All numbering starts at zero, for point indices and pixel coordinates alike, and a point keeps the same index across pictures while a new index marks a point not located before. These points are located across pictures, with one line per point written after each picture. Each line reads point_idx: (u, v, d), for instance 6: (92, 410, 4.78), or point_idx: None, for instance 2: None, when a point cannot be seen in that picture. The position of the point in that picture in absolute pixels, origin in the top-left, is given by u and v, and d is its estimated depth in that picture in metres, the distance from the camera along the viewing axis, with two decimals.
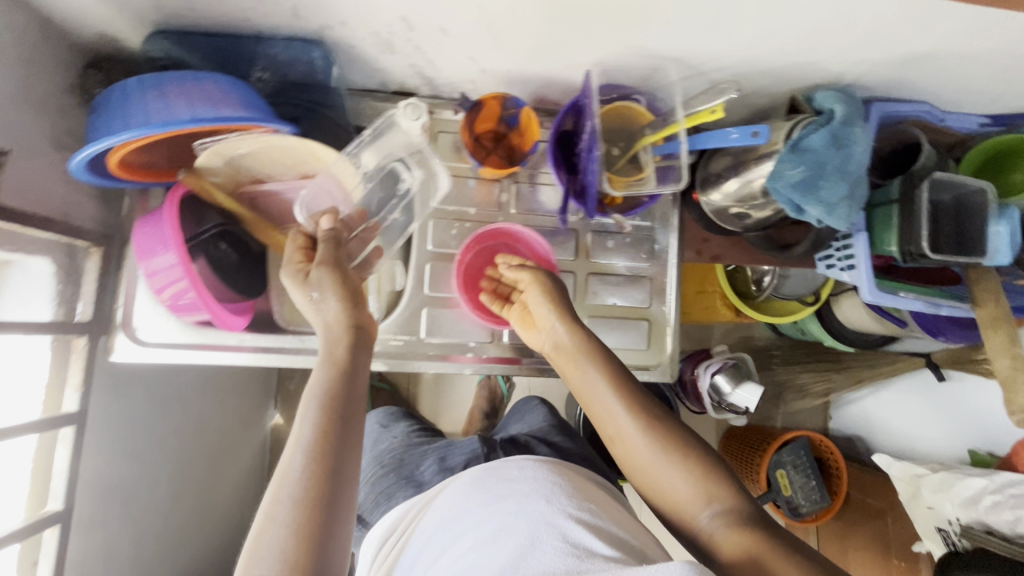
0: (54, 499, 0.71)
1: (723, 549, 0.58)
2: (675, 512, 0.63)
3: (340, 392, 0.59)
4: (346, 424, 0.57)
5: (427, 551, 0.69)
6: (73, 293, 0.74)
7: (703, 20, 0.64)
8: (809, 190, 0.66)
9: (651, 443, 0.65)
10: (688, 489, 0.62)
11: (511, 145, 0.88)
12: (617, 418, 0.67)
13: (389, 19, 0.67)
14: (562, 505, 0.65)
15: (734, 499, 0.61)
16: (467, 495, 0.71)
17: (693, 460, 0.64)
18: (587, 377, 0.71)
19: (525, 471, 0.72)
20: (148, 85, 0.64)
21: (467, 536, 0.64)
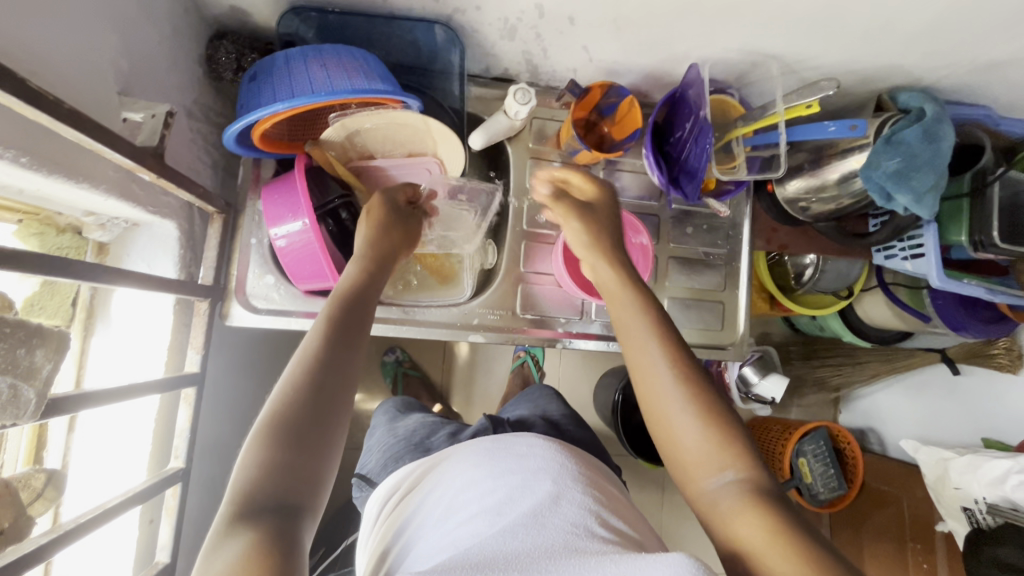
0: (177, 457, 0.71)
1: (727, 514, 0.56)
2: (691, 471, 0.62)
3: (338, 344, 0.58)
4: (334, 380, 0.56)
5: (426, 511, 0.66)
6: (194, 259, 0.76)
7: (817, 22, 0.70)
8: (902, 180, 0.73)
9: (687, 402, 0.63)
10: (705, 450, 0.61)
11: (601, 132, 0.91)
12: (656, 367, 0.66)
13: (524, 6, 0.71)
14: (569, 485, 0.64)
15: (750, 473, 0.59)
16: (475, 465, 0.69)
17: (726, 430, 0.61)
18: (634, 324, 0.69)
19: (535, 447, 0.71)
20: (308, 56, 0.67)
21: (472, 502, 0.62)
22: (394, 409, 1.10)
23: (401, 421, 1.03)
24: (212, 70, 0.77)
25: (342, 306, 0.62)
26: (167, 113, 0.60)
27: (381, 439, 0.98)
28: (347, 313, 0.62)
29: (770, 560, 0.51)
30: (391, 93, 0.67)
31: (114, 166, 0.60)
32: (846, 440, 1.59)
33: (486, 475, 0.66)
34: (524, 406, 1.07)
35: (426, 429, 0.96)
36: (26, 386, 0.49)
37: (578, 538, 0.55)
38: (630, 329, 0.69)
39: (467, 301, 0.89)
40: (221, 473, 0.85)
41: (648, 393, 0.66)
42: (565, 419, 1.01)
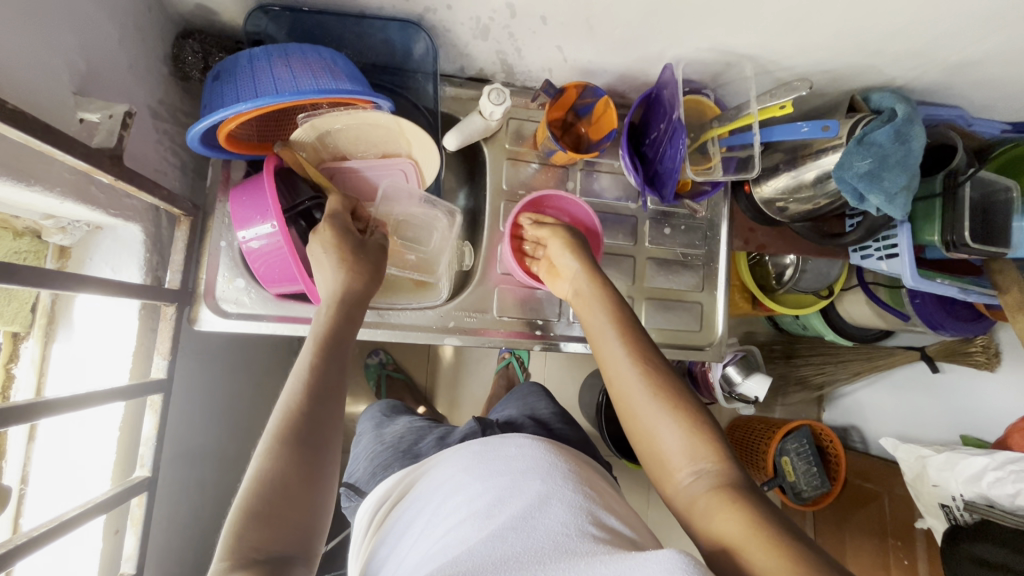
0: (142, 466, 0.70)
1: (705, 512, 0.57)
2: (666, 470, 0.63)
3: (320, 381, 0.58)
4: (323, 420, 0.56)
5: (414, 518, 0.65)
6: (161, 262, 0.75)
7: (788, 22, 0.70)
8: (874, 180, 0.73)
9: (655, 401, 0.64)
10: (681, 447, 0.61)
11: (579, 133, 0.91)
12: (621, 370, 0.67)
13: (495, 5, 0.70)
14: (559, 484, 0.63)
15: (722, 464, 0.59)
16: (465, 469, 0.68)
17: (695, 422, 0.62)
18: (598, 321, 0.72)
19: (522, 447, 0.70)
20: (274, 55, 0.65)
21: (459, 508, 0.61)
22: (380, 413, 1.10)
23: (387, 426, 1.02)
24: (178, 69, 0.76)
25: (321, 346, 0.61)
26: (126, 113, 0.58)
27: (367, 446, 0.98)
28: (326, 347, 0.61)
29: (752, 551, 0.51)
30: (359, 93, 0.65)
31: (70, 168, 0.58)
32: (829, 439, 1.59)
33: (474, 479, 0.65)
34: (513, 406, 1.07)
35: (413, 433, 0.96)
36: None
37: (569, 539, 0.55)
38: (602, 336, 0.71)
39: (443, 303, 0.88)
40: (193, 481, 0.83)
41: (620, 398, 0.67)
42: (553, 418, 1.00)
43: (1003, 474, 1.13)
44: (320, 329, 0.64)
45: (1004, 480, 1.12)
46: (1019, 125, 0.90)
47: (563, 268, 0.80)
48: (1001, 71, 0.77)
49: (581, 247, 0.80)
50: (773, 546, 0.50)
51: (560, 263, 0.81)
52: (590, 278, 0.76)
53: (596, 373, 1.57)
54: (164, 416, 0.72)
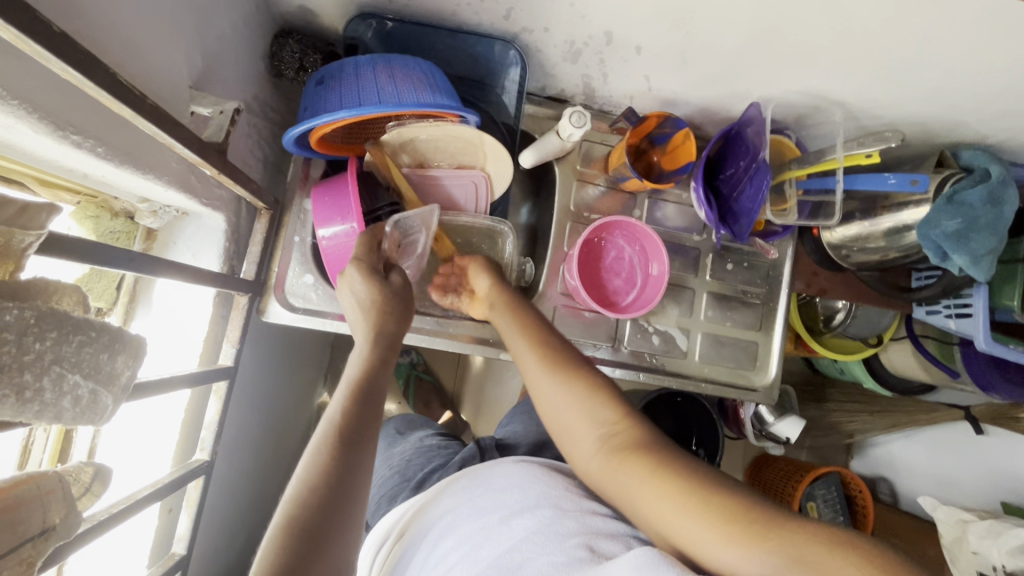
0: (203, 450, 0.72)
1: (614, 468, 0.60)
2: (576, 442, 0.64)
3: (348, 432, 0.54)
4: (350, 475, 0.52)
5: (413, 558, 0.63)
6: (239, 252, 0.76)
7: (890, 72, 0.69)
8: (962, 241, 0.71)
9: (582, 403, 0.65)
10: (582, 414, 0.64)
11: (650, 161, 0.90)
12: (521, 351, 0.71)
13: (593, 31, 0.71)
14: (551, 510, 0.60)
15: (627, 423, 0.62)
16: (454, 510, 0.65)
17: (595, 388, 0.65)
18: (505, 329, 0.75)
19: (511, 477, 0.67)
20: (379, 65, 0.67)
21: (452, 550, 0.59)
22: (394, 430, 1.06)
23: (398, 444, 1.00)
24: (273, 66, 0.78)
25: (354, 392, 0.58)
26: (236, 109, 0.60)
27: (377, 469, 0.97)
28: (370, 373, 0.61)
29: (701, 535, 0.51)
30: (455, 108, 0.67)
31: (177, 158, 0.60)
32: (859, 488, 1.56)
33: (463, 517, 0.63)
34: (518, 421, 1.04)
35: (420, 457, 0.94)
36: (107, 391, 0.44)
37: (565, 571, 0.52)
38: (509, 335, 0.74)
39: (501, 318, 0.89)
40: (244, 468, 0.85)
41: (529, 385, 0.70)
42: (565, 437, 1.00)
43: None
44: (351, 378, 0.60)
45: None
46: None
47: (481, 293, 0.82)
48: None
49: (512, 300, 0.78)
50: (746, 541, 0.48)
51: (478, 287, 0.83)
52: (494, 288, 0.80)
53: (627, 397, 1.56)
54: (227, 403, 0.73)
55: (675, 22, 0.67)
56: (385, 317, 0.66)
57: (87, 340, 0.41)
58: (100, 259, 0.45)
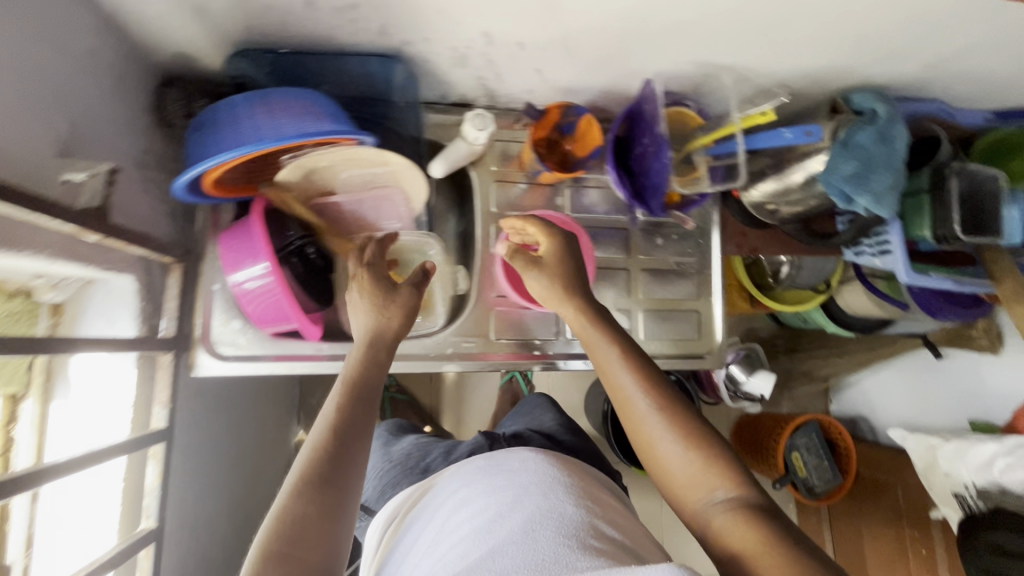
0: (147, 517, 0.70)
1: (724, 535, 0.55)
2: (683, 493, 0.60)
3: (347, 427, 0.58)
4: (339, 467, 0.55)
5: (421, 539, 0.70)
6: (155, 310, 0.74)
7: (765, 31, 0.71)
8: (861, 182, 0.73)
9: (666, 425, 0.61)
10: (689, 467, 0.59)
11: (564, 151, 0.91)
12: (632, 396, 0.64)
13: (471, 35, 0.71)
14: (558, 497, 0.65)
15: (740, 488, 0.57)
16: (468, 486, 0.71)
17: (704, 443, 0.60)
18: (599, 347, 0.68)
19: (527, 462, 0.72)
20: (255, 101, 0.66)
21: (465, 523, 0.64)
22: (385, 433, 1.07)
23: (394, 444, 1.01)
24: (162, 118, 0.76)
25: (346, 396, 0.61)
26: (110, 172, 0.62)
27: (374, 466, 0.98)
28: (354, 394, 0.61)
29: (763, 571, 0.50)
30: (342, 132, 0.66)
31: (60, 231, 0.59)
32: (838, 431, 1.59)
33: (478, 492, 0.68)
34: (521, 420, 1.09)
35: (421, 449, 0.97)
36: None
37: (571, 551, 0.55)
38: (615, 383, 0.66)
39: (440, 330, 0.88)
40: (203, 526, 0.83)
41: (630, 425, 0.64)
42: (558, 429, 1.02)
43: (1012, 460, 1.12)
44: (348, 380, 0.63)
45: (1014, 466, 1.11)
46: (1001, 114, 0.92)
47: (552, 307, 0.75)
48: (979, 64, 0.78)
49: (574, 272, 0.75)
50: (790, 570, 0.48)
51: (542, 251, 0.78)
52: (579, 317, 0.72)
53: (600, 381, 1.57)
54: (168, 466, 0.72)
55: (548, 14, 0.67)
56: (389, 319, 0.69)
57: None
58: None
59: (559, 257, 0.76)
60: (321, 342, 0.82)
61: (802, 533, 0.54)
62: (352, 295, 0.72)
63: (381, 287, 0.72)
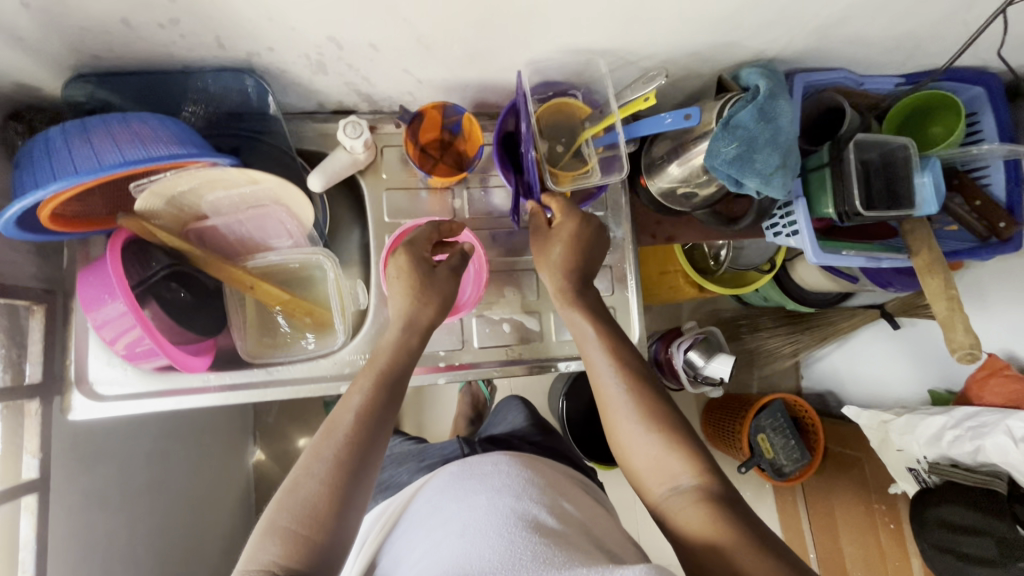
0: (25, 572, 0.68)
1: (685, 522, 0.62)
2: (651, 481, 0.67)
3: (370, 415, 0.65)
4: (369, 446, 0.63)
5: (400, 535, 0.70)
6: (20, 355, 0.71)
7: (628, 12, 0.66)
8: (744, 165, 0.69)
9: (638, 414, 0.69)
10: (659, 450, 0.67)
11: (458, 151, 0.88)
12: (606, 383, 0.72)
13: (316, 40, 0.66)
14: (529, 499, 0.66)
15: (705, 480, 0.64)
16: (442, 490, 0.72)
17: (671, 428, 0.68)
18: (590, 346, 0.75)
19: (499, 465, 0.73)
20: (74, 133, 0.62)
21: (443, 521, 0.65)
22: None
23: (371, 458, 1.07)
24: (11, 153, 0.72)
25: (380, 376, 0.69)
26: None
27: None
28: (362, 418, 0.64)
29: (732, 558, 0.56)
30: (181, 156, 0.64)
31: None
32: (803, 408, 1.57)
33: (456, 495, 0.69)
34: (503, 422, 1.09)
35: (392, 463, 0.99)
36: None
37: (547, 552, 0.57)
38: (605, 393, 0.72)
39: (339, 349, 0.85)
40: (109, 569, 0.81)
41: (612, 428, 0.71)
42: (530, 429, 1.02)
43: (960, 431, 1.08)
44: (377, 366, 0.70)
45: (962, 437, 1.07)
46: (912, 76, 0.85)
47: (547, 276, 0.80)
48: (871, 27, 0.74)
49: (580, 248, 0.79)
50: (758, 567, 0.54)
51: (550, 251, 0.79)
52: (585, 319, 0.76)
53: (555, 377, 1.54)
54: (45, 517, 0.69)
55: (389, 12, 0.63)
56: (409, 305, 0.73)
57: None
58: None
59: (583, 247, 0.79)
60: (210, 373, 0.80)
61: (769, 530, 0.60)
62: (393, 269, 0.75)
63: (418, 261, 0.75)
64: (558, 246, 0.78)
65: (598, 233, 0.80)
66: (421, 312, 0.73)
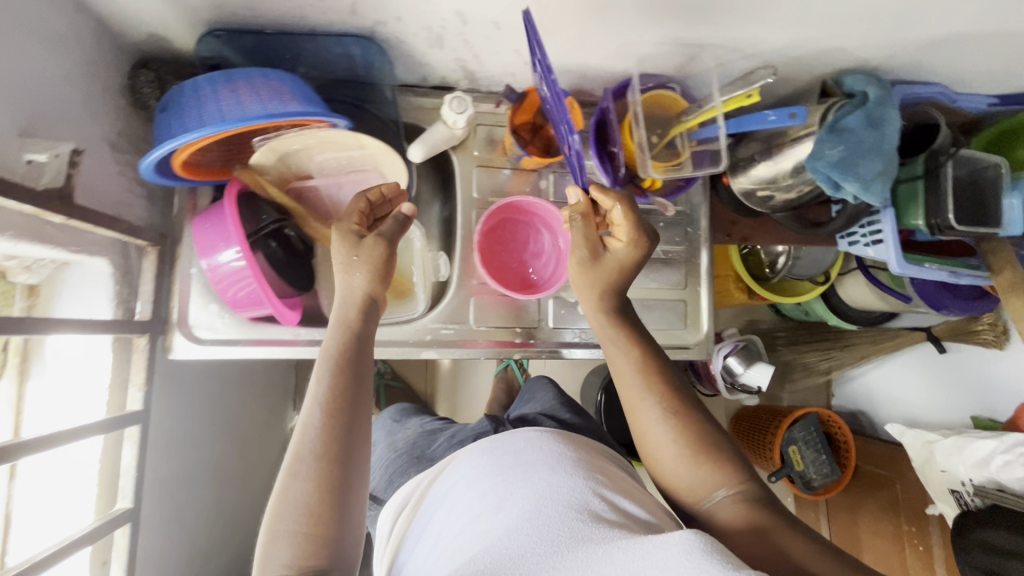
0: (123, 498, 0.71)
1: (727, 527, 0.60)
2: (684, 491, 0.64)
3: (338, 401, 0.58)
4: (351, 430, 0.57)
5: (429, 519, 0.65)
6: (131, 293, 0.75)
7: (749, 9, 0.68)
8: (848, 169, 0.70)
9: (674, 428, 0.65)
10: (698, 465, 0.63)
11: (547, 136, 0.89)
12: (640, 397, 0.67)
13: (444, 14, 0.69)
14: (567, 478, 0.59)
15: (742, 485, 0.63)
16: (473, 466, 0.65)
17: (710, 440, 0.65)
18: (616, 352, 0.70)
19: (531, 442, 0.65)
20: (219, 83, 0.64)
21: (471, 507, 0.59)
22: (391, 419, 1.10)
23: (399, 431, 1.03)
24: (137, 100, 0.75)
25: (343, 349, 0.62)
26: (75, 152, 0.59)
27: (382, 452, 0.99)
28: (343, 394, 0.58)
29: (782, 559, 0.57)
30: (314, 114, 0.65)
31: (23, 212, 0.59)
32: (838, 425, 1.54)
33: (484, 475, 0.62)
34: (530, 402, 1.08)
35: (425, 437, 0.97)
36: None
37: (582, 526, 0.53)
38: (631, 393, 0.68)
39: (420, 317, 0.88)
40: (186, 506, 0.85)
41: (639, 433, 0.67)
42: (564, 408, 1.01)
43: (1011, 457, 1.09)
44: (343, 336, 0.63)
45: (1013, 463, 1.08)
46: (1006, 98, 0.87)
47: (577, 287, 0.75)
48: (981, 43, 0.74)
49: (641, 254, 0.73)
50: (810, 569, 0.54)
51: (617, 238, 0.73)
52: (600, 316, 0.73)
53: (595, 371, 1.55)
54: (144, 447, 0.73)
55: None
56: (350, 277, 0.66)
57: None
58: None
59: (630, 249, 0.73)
60: (299, 327, 0.81)
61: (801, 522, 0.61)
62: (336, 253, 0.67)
63: (349, 238, 0.67)
64: (608, 272, 0.73)
65: (649, 253, 0.73)
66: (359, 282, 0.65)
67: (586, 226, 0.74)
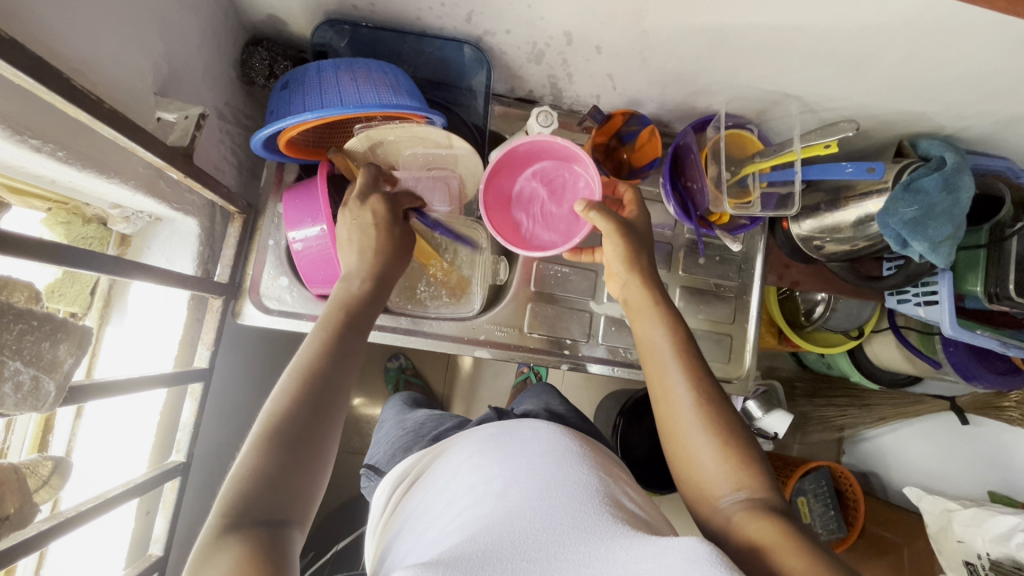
0: (178, 451, 0.72)
1: (739, 532, 0.54)
2: (705, 489, 0.60)
3: (339, 343, 0.61)
4: (323, 400, 0.56)
5: (425, 500, 0.59)
6: (213, 256, 0.77)
7: (842, 66, 0.71)
8: (919, 228, 0.73)
9: (705, 423, 0.61)
10: (721, 468, 0.59)
11: (620, 159, 0.92)
12: (675, 386, 0.64)
13: (552, 33, 0.73)
14: (575, 467, 0.56)
15: (759, 492, 0.57)
16: (479, 449, 0.62)
17: (740, 444, 0.60)
18: (651, 332, 0.68)
19: (538, 432, 0.63)
20: (342, 70, 0.69)
21: (472, 489, 0.54)
22: (399, 405, 1.03)
23: (410, 413, 0.95)
24: (245, 75, 0.79)
25: (340, 320, 0.63)
26: (199, 115, 0.61)
27: (388, 432, 0.91)
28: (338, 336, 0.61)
29: (788, 561, 0.48)
30: (416, 108, 0.68)
31: (144, 163, 0.63)
32: (848, 481, 1.40)
33: (491, 457, 0.59)
34: (529, 399, 0.96)
35: (434, 420, 0.88)
36: (48, 378, 0.47)
37: (589, 518, 0.49)
38: (661, 373, 0.66)
39: (475, 316, 0.89)
40: (208, 474, 0.85)
41: (668, 423, 0.64)
42: (571, 412, 0.88)
43: None
44: (344, 304, 0.64)
45: None
46: None
47: (612, 268, 0.74)
48: None
49: (640, 248, 0.73)
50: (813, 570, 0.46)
51: (607, 256, 0.74)
52: (641, 289, 0.71)
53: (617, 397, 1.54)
54: (202, 404, 0.74)
55: (630, 22, 0.69)
56: (385, 259, 0.69)
57: (30, 328, 0.45)
58: (65, 259, 0.47)
59: (636, 237, 0.73)
60: None
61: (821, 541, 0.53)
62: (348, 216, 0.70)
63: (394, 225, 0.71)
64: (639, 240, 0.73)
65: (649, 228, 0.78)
66: (392, 268, 0.70)
67: (607, 215, 0.71)
